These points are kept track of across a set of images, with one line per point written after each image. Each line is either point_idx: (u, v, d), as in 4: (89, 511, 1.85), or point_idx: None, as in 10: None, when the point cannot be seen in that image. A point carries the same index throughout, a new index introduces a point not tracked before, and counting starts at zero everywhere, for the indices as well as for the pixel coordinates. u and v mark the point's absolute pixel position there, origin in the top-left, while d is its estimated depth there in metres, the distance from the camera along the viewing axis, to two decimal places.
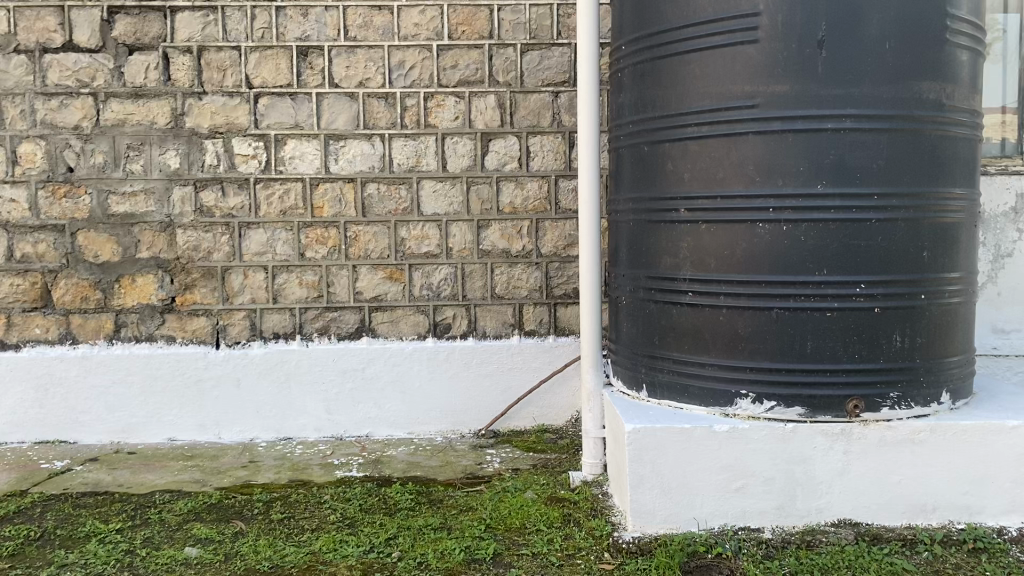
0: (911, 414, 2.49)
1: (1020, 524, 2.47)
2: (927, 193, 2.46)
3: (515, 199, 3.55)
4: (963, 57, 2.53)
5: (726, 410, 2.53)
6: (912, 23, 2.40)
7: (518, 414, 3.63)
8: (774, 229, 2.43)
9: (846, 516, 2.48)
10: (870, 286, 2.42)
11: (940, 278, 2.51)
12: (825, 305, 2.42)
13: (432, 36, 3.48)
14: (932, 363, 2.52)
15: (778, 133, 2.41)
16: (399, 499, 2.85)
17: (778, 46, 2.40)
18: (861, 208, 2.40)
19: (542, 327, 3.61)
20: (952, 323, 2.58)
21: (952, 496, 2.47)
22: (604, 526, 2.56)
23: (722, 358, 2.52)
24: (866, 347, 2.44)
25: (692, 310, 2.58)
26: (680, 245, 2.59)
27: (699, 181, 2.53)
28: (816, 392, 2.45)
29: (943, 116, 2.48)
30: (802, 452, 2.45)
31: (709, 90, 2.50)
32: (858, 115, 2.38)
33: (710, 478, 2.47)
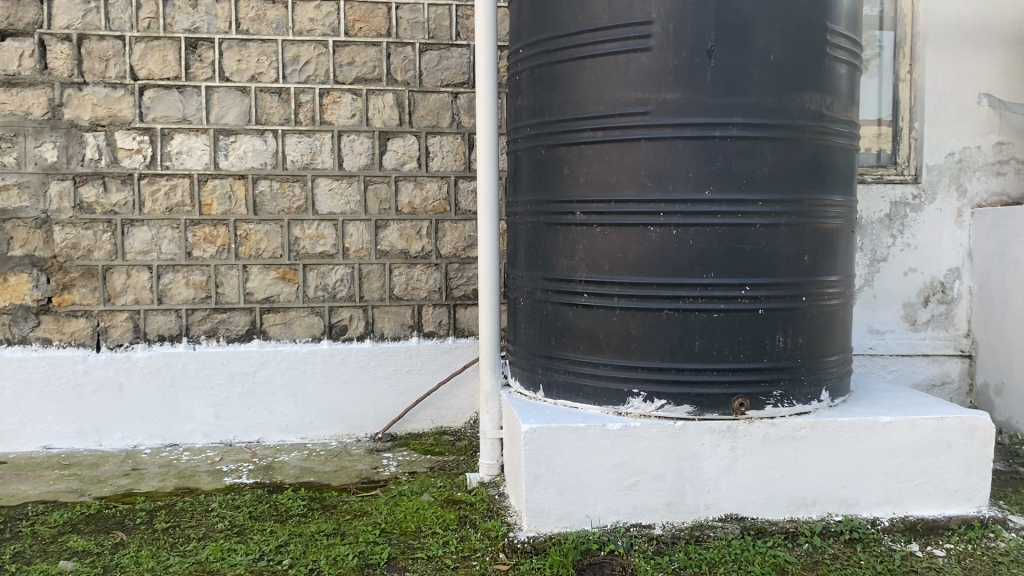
0: (792, 411, 2.59)
1: (891, 515, 2.61)
2: (808, 199, 2.57)
3: (414, 199, 3.52)
4: (842, 71, 2.66)
5: (619, 409, 2.58)
6: (794, 37, 2.50)
7: (415, 416, 3.60)
8: (665, 232, 2.49)
9: (733, 511, 2.55)
10: (754, 289, 2.51)
11: (820, 281, 2.63)
12: (712, 307, 2.49)
13: (328, 32, 3.42)
14: (812, 363, 2.64)
15: (669, 139, 2.47)
16: (290, 506, 2.79)
17: (669, 55, 2.46)
18: (746, 214, 2.49)
19: (441, 329, 3.59)
20: (832, 324, 2.70)
21: (831, 490, 2.58)
22: (500, 526, 2.57)
23: (615, 358, 2.57)
24: (750, 347, 2.53)
25: (586, 312, 2.61)
26: (575, 248, 2.62)
27: (593, 185, 2.57)
28: (704, 391, 2.52)
29: (823, 126, 2.59)
30: (691, 449, 2.52)
31: (603, 96, 2.54)
32: (744, 124, 2.47)
33: (603, 476, 2.50)
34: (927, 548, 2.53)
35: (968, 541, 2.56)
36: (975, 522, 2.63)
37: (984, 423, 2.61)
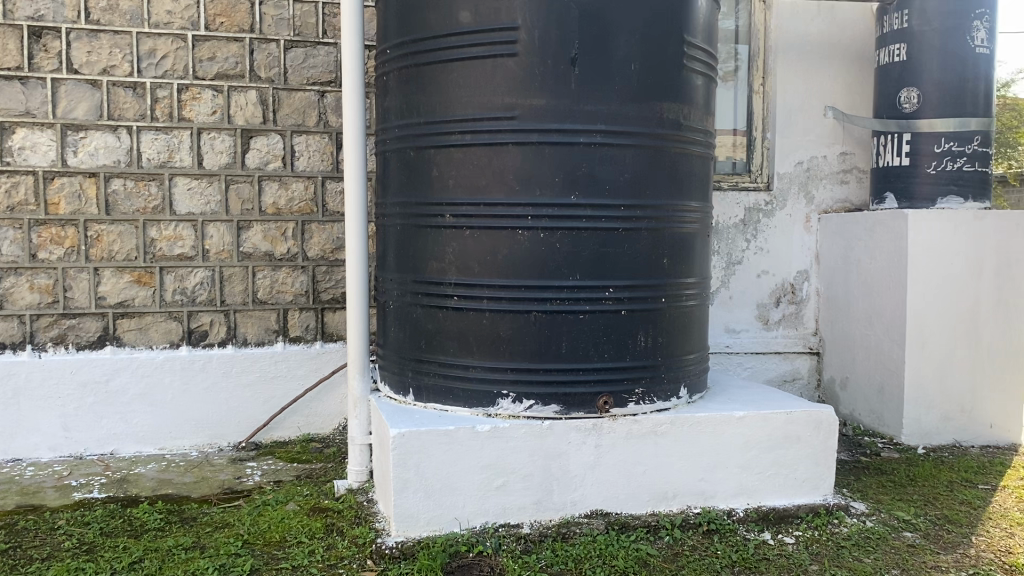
0: (653, 408, 2.68)
1: (745, 505, 2.74)
2: (667, 205, 2.67)
3: (279, 199, 3.44)
4: (698, 82, 2.77)
5: (488, 411, 2.59)
6: (653, 48, 2.59)
7: (281, 424, 3.50)
8: (533, 235, 2.52)
9: (598, 507, 2.62)
10: (617, 290, 2.59)
11: (678, 283, 2.73)
12: (578, 308, 2.55)
13: (187, 25, 3.29)
14: (671, 361, 2.73)
15: (535, 144, 2.51)
16: (146, 520, 2.66)
17: (535, 62, 2.50)
18: (610, 218, 2.56)
19: (309, 333, 3.52)
20: (689, 323, 2.81)
21: (690, 483, 2.69)
22: (367, 533, 2.53)
23: (485, 360, 2.58)
24: (614, 347, 2.60)
25: (456, 315, 2.61)
26: (444, 250, 2.61)
27: (462, 188, 2.57)
28: (571, 390, 2.57)
29: (681, 135, 2.70)
30: (558, 448, 2.56)
31: (471, 100, 2.55)
32: (607, 131, 2.54)
33: (471, 478, 2.51)
34: (777, 536, 2.67)
35: (814, 527, 2.72)
36: (821, 509, 2.80)
37: (828, 415, 2.79)
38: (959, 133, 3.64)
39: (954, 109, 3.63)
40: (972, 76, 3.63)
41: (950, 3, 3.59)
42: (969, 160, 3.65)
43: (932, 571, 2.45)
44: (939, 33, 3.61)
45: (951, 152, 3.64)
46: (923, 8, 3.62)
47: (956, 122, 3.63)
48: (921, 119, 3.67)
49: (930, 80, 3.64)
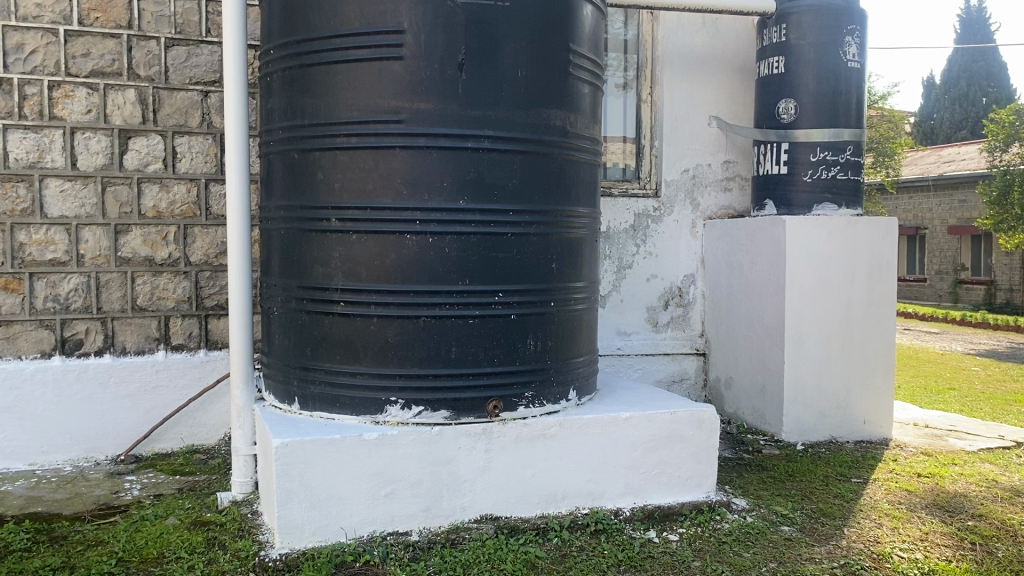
0: (543, 411, 2.71)
1: (632, 505, 2.80)
2: (555, 210, 2.70)
3: (159, 202, 3.31)
4: (585, 90, 2.82)
5: (377, 418, 2.56)
6: (540, 55, 2.62)
7: (163, 435, 3.37)
8: (421, 240, 2.51)
9: (487, 511, 2.62)
10: (507, 295, 2.60)
11: (566, 287, 2.76)
12: (467, 313, 2.55)
13: (59, 19, 3.14)
14: (560, 364, 2.76)
15: (423, 148, 2.50)
16: (12, 540, 2.51)
17: (421, 65, 2.49)
18: (498, 223, 2.57)
19: (192, 341, 3.41)
20: (578, 327, 2.85)
21: (579, 484, 2.72)
22: (250, 545, 2.46)
23: (373, 367, 2.54)
24: (504, 352, 2.61)
25: (342, 320, 2.56)
26: (330, 255, 2.56)
27: (348, 192, 2.53)
28: (460, 396, 2.57)
29: (568, 142, 2.73)
30: (447, 453, 2.55)
31: (357, 102, 2.51)
32: (494, 137, 2.55)
33: (359, 486, 2.47)
34: (662, 534, 2.73)
35: (697, 524, 2.80)
36: (703, 506, 2.88)
37: (710, 414, 2.88)
38: (832, 143, 3.81)
39: (828, 120, 3.80)
40: (845, 89, 3.81)
41: (824, 19, 3.77)
42: (842, 169, 3.83)
43: (806, 562, 2.55)
44: (814, 48, 3.79)
45: (825, 162, 3.81)
46: (799, 23, 3.80)
47: (830, 133, 3.81)
48: (798, 130, 3.84)
49: (806, 92, 3.81)
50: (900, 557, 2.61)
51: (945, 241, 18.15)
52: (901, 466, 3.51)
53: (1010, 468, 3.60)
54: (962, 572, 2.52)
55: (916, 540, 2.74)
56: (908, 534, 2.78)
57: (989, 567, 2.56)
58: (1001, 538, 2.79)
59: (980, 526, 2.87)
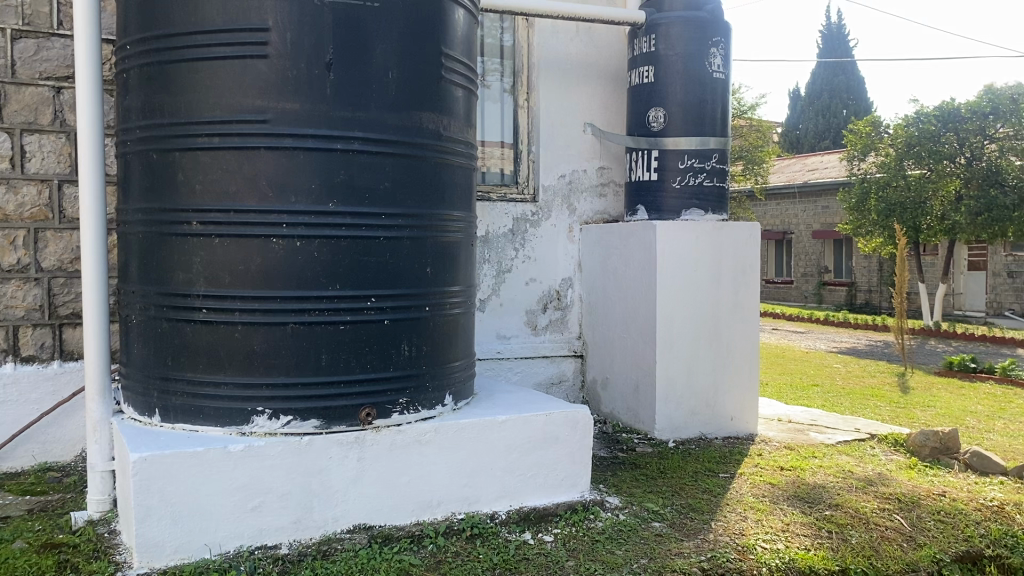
0: (418, 417, 2.68)
1: (507, 508, 2.80)
2: (429, 214, 2.67)
3: (6, 204, 3.10)
4: (458, 94, 2.81)
5: (243, 430, 2.47)
6: (412, 57, 2.60)
7: (13, 453, 3.15)
8: (288, 244, 2.44)
9: (361, 521, 2.57)
10: (379, 300, 2.56)
11: (441, 291, 2.74)
12: (338, 319, 2.49)
13: None
14: (436, 369, 2.74)
15: (289, 150, 2.43)
16: None
17: (287, 65, 2.43)
18: (369, 226, 2.53)
19: (44, 352, 3.20)
20: (454, 331, 2.83)
21: (454, 490, 2.71)
22: (106, 567, 2.33)
23: (238, 376, 2.46)
24: (377, 358, 2.57)
25: (206, 328, 2.46)
26: (192, 260, 2.46)
27: (211, 194, 2.43)
28: (330, 404, 2.51)
29: (442, 145, 2.72)
30: (318, 463, 2.49)
31: (219, 101, 2.43)
32: (365, 139, 2.51)
33: (224, 500, 2.38)
34: (538, 535, 2.75)
35: (572, 524, 2.84)
36: (578, 506, 2.93)
37: (583, 415, 2.93)
38: (699, 151, 3.96)
39: (695, 128, 3.94)
40: (710, 99, 3.96)
41: (691, 31, 3.90)
42: (708, 176, 3.98)
43: (675, 557, 2.62)
44: (682, 58, 3.92)
45: (693, 169, 3.95)
46: (667, 34, 3.92)
47: (697, 141, 3.95)
48: (667, 137, 3.96)
49: (675, 101, 3.93)
50: (763, 547, 2.72)
51: (810, 245, 19.13)
52: (766, 460, 3.66)
53: (863, 459, 3.82)
54: (819, 560, 2.65)
55: (777, 531, 2.86)
56: (771, 526, 2.90)
57: (843, 555, 2.71)
58: (855, 526, 2.95)
59: (836, 515, 3.03)
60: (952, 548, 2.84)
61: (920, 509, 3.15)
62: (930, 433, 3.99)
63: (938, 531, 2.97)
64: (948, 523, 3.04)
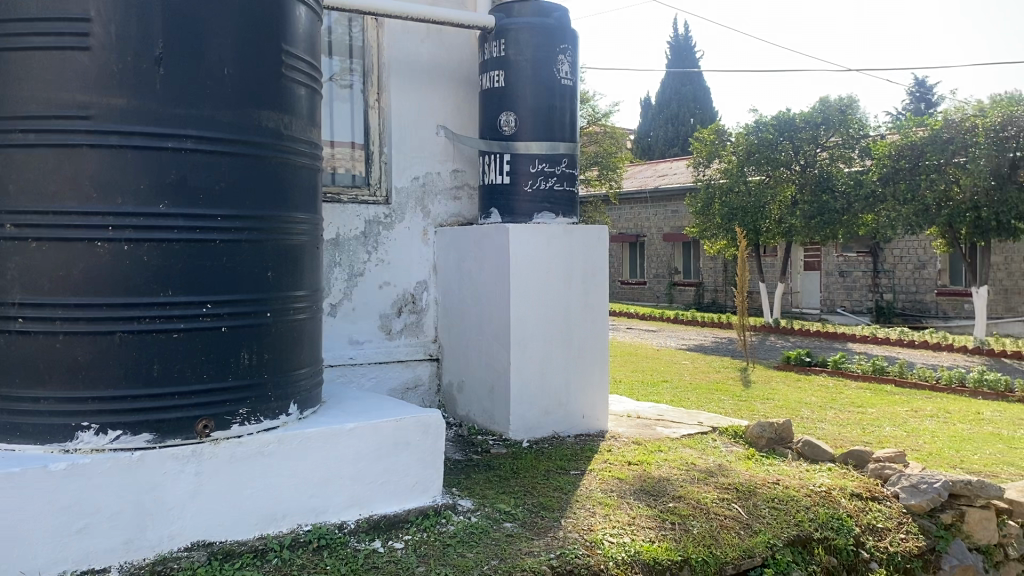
0: (260, 428, 2.58)
1: (356, 517, 2.74)
2: (269, 216, 2.59)
3: None
4: (300, 92, 2.73)
5: (66, 447, 2.30)
6: (249, 53, 2.50)
7: None
8: (114, 248, 2.30)
9: (199, 538, 2.45)
10: (216, 306, 2.45)
11: (284, 296, 2.66)
12: (171, 326, 2.37)
13: None
14: (279, 377, 2.66)
15: (115, 148, 2.29)
16: None
17: (113, 58, 2.29)
18: (204, 229, 2.42)
19: None
20: (299, 337, 2.75)
21: (300, 500, 2.63)
22: None
23: (59, 390, 2.29)
24: (214, 367, 2.46)
25: (23, 339, 2.29)
26: (6, 266, 2.28)
27: (27, 195, 2.26)
28: (163, 417, 2.38)
29: (283, 145, 2.63)
30: (151, 479, 2.36)
31: (35, 95, 2.26)
32: (198, 137, 2.40)
33: (45, 523, 2.21)
34: (388, 542, 2.71)
35: (423, 529, 2.81)
36: (430, 510, 2.91)
37: (435, 419, 2.92)
38: (549, 155, 4.03)
39: (545, 133, 4.02)
40: (559, 104, 4.05)
41: (539, 37, 3.98)
42: (559, 180, 4.06)
43: (525, 556, 2.63)
44: (531, 63, 3.98)
45: (543, 173, 4.02)
46: (517, 39, 3.97)
47: (547, 146, 4.03)
48: (518, 142, 4.01)
49: (525, 106, 3.99)
50: (610, 542, 2.78)
51: (662, 247, 19.92)
52: (615, 456, 3.76)
53: (706, 451, 3.99)
54: (663, 552, 2.75)
55: (624, 525, 2.94)
56: (618, 520, 2.98)
57: (686, 545, 2.82)
58: (696, 516, 3.07)
59: (679, 507, 3.14)
60: (784, 533, 3.02)
61: (756, 497, 3.31)
62: (766, 425, 4.22)
63: (772, 518, 3.13)
64: (781, 510, 3.22)
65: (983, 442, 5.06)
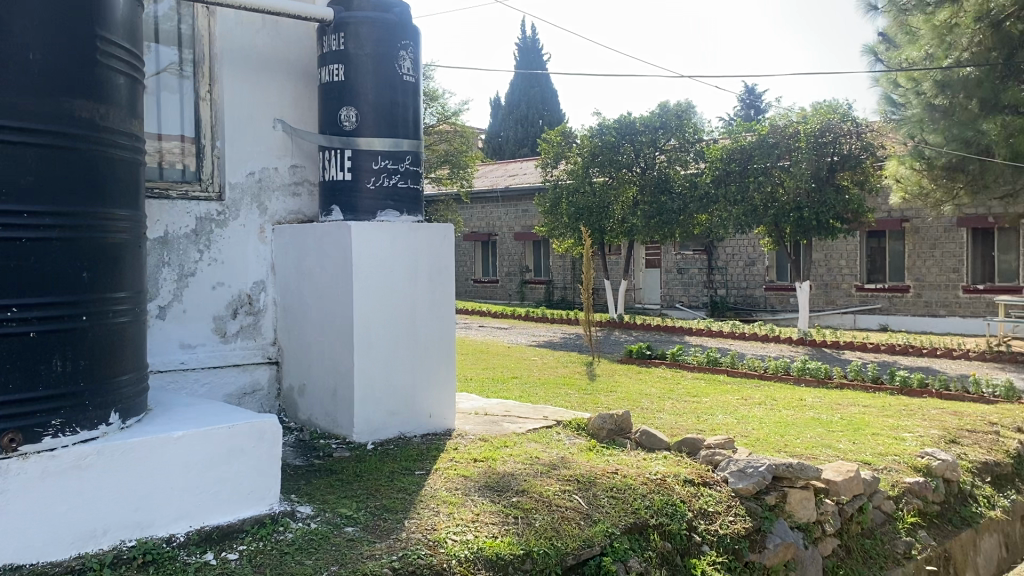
0: (77, 440, 2.40)
1: (186, 530, 2.60)
2: (84, 213, 2.41)
3: None
4: (120, 81, 2.56)
5: None
6: (59, 37, 2.33)
7: None
8: None
9: (5, 562, 2.23)
10: (22, 310, 2.26)
11: (103, 299, 2.49)
12: None
13: None
14: (98, 386, 2.48)
15: None
16: None
17: None
18: (8, 227, 2.23)
19: None
20: (120, 342, 2.58)
21: (123, 515, 2.45)
22: None
23: None
24: (21, 377, 2.28)
25: None
26: None
27: None
28: None
29: (99, 137, 2.46)
30: None
31: None
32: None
33: None
34: (221, 554, 2.58)
35: (259, 538, 2.71)
36: (266, 519, 2.81)
37: (270, 425, 2.83)
38: (392, 152, 4.00)
39: (387, 130, 3.98)
40: (402, 100, 4.02)
41: (379, 32, 3.94)
42: (402, 177, 4.03)
43: (366, 560, 2.58)
44: (372, 59, 3.94)
45: (386, 170, 3.98)
46: (356, 33, 3.91)
47: (389, 142, 3.99)
48: (360, 138, 3.95)
49: (366, 101, 3.94)
50: (453, 540, 2.78)
51: (512, 246, 20.20)
52: (460, 454, 3.77)
53: (550, 445, 4.07)
54: (505, 546, 2.77)
55: (468, 522, 2.94)
56: (462, 517, 2.98)
57: (527, 539, 2.86)
58: (539, 509, 3.12)
59: (522, 501, 3.18)
60: (622, 522, 3.13)
61: (596, 487, 3.41)
62: (607, 417, 4.35)
63: (610, 507, 3.23)
64: (620, 498, 3.33)
65: (804, 426, 5.42)
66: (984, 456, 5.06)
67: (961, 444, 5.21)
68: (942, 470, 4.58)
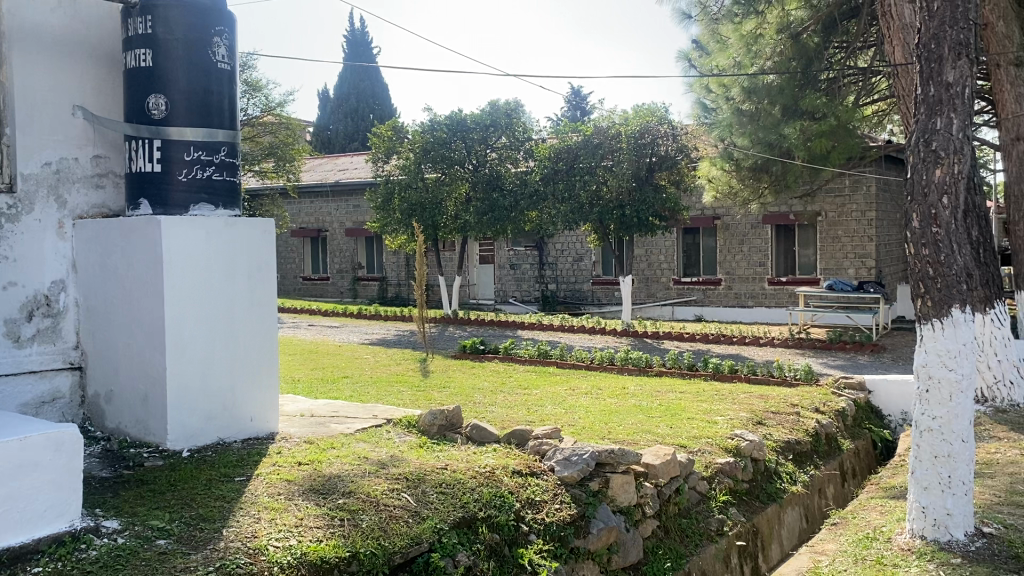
0: None
1: None
2: None
3: None
4: None
5: None
6: None
7: None
8: None
9: None
10: None
11: None
12: None
13: None
14: None
15: None
16: None
17: None
18: None
19: None
20: None
21: None
22: None
23: None
24: None
25: None
26: None
27: None
28: None
29: None
30: None
31: None
32: None
33: None
34: None
35: (58, 559, 2.50)
36: (66, 537, 2.59)
37: (70, 435, 2.62)
38: (206, 143, 3.83)
39: (200, 120, 3.81)
40: (216, 90, 3.87)
41: (190, 16, 3.77)
42: (217, 169, 3.87)
43: (179, 573, 2.45)
44: (182, 44, 3.76)
45: (199, 161, 3.81)
46: (165, 16, 3.72)
47: (203, 133, 3.82)
48: (170, 127, 3.75)
49: (177, 89, 3.76)
50: (275, 547, 2.68)
51: (343, 243, 19.82)
52: (284, 458, 3.65)
53: (378, 444, 4.02)
54: (330, 550, 2.70)
55: (291, 528, 2.85)
56: (284, 523, 2.88)
57: (353, 540, 2.80)
58: (365, 509, 3.07)
59: (348, 503, 3.11)
60: (450, 516, 3.14)
61: (425, 484, 3.40)
62: (437, 412, 4.36)
63: (439, 502, 3.24)
64: (448, 494, 3.34)
65: (626, 413, 5.66)
66: (786, 435, 5.48)
67: (766, 424, 5.62)
68: (750, 450, 4.93)
